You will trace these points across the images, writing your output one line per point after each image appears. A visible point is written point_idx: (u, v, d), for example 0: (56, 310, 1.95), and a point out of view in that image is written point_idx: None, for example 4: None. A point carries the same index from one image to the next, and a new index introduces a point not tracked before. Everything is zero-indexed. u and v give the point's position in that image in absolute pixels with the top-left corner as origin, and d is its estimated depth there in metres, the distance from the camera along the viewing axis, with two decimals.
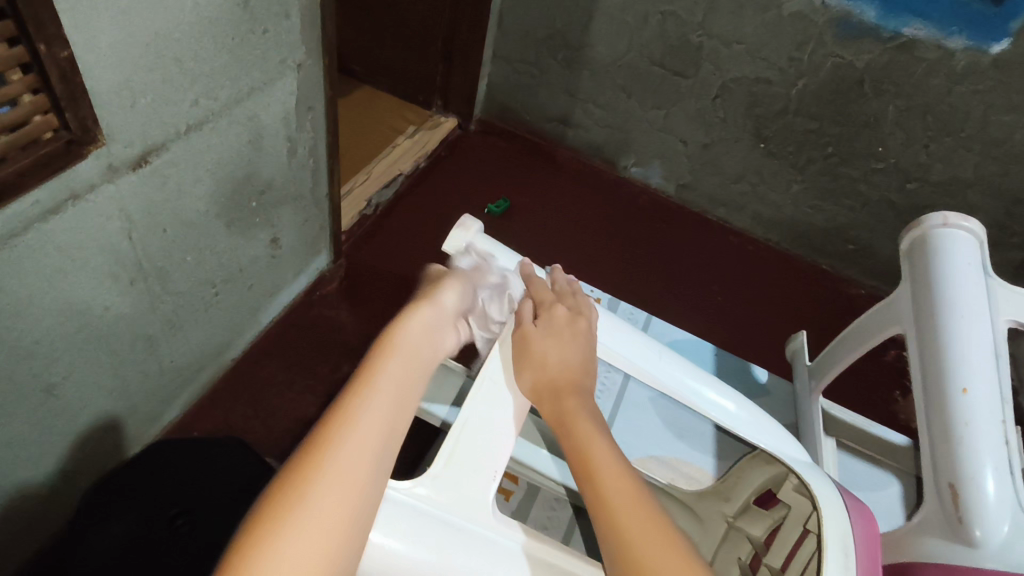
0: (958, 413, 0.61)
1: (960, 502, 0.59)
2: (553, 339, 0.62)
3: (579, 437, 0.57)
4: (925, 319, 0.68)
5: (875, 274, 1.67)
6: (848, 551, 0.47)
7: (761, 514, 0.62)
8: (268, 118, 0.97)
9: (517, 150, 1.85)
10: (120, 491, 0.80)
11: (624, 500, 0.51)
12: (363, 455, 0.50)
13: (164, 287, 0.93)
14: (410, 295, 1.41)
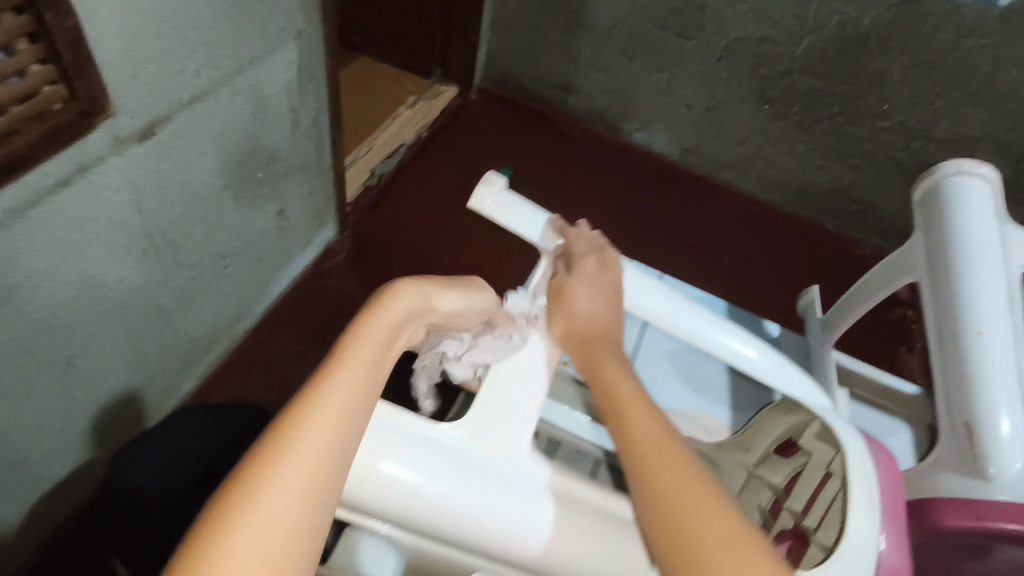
0: (974, 354, 0.62)
1: (975, 440, 0.61)
2: (585, 284, 0.61)
3: (603, 379, 0.54)
4: (940, 267, 0.69)
5: (880, 234, 1.67)
6: (871, 488, 0.50)
7: (780, 462, 0.64)
8: (271, 87, 0.97)
9: (519, 117, 1.83)
10: (145, 464, 0.78)
11: (652, 439, 0.48)
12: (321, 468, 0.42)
13: (175, 259, 0.93)
14: (419, 265, 1.41)
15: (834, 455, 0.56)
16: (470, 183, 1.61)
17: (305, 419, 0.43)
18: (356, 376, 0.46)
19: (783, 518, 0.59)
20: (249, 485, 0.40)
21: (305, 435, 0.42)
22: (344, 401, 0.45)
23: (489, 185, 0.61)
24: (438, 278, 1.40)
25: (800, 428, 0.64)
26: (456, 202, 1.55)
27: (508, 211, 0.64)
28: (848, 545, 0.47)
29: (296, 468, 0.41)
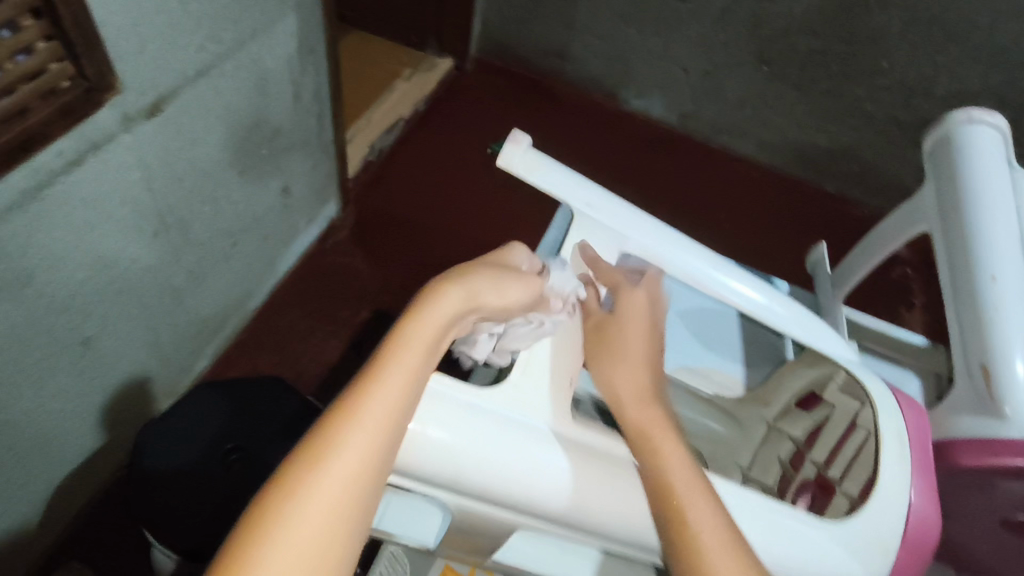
0: (988, 296, 0.64)
1: (991, 380, 0.62)
2: (633, 326, 0.57)
3: (655, 451, 0.51)
4: (953, 214, 0.71)
5: (879, 194, 1.68)
6: (904, 442, 0.56)
7: (799, 415, 0.69)
8: (272, 61, 0.95)
9: (516, 87, 1.81)
10: (161, 443, 0.73)
11: (714, 546, 0.47)
12: (335, 513, 0.39)
13: (186, 238, 0.94)
14: (424, 239, 1.41)
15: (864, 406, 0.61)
16: (469, 155, 1.60)
17: (324, 457, 0.40)
18: (384, 404, 0.42)
19: (806, 469, 0.66)
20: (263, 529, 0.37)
21: (322, 477, 0.39)
22: (369, 432, 0.41)
23: (518, 141, 0.59)
24: (445, 251, 1.40)
25: (820, 381, 0.67)
26: (458, 174, 1.55)
27: (542, 168, 0.61)
28: (882, 493, 0.53)
29: (310, 515, 0.38)
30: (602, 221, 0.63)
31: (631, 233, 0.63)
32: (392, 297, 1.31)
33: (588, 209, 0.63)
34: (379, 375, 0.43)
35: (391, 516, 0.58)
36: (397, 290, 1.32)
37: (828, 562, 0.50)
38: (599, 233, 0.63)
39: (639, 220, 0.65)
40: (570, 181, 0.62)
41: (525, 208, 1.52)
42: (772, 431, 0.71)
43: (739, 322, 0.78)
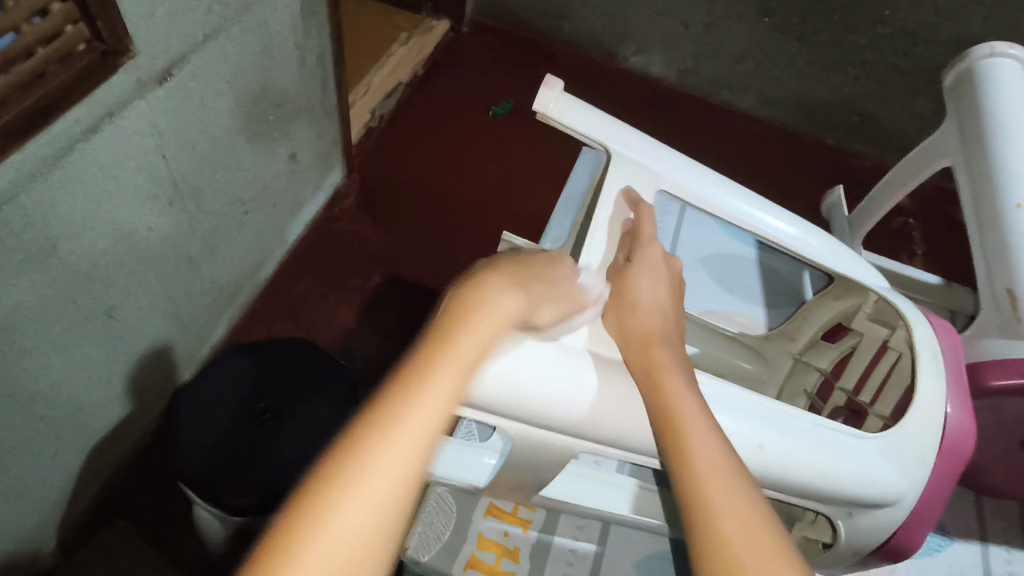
0: (1015, 224, 0.68)
1: (1016, 304, 0.65)
2: (648, 277, 0.57)
3: (662, 384, 0.50)
4: (976, 149, 0.75)
5: (880, 145, 1.69)
6: (937, 357, 0.58)
7: (826, 348, 0.72)
8: (276, 24, 0.94)
9: (514, 48, 1.78)
10: (191, 405, 0.75)
11: (715, 469, 0.44)
12: (362, 534, 0.35)
13: (199, 207, 0.93)
14: (432, 203, 1.41)
15: (898, 330, 0.63)
16: (470, 119, 1.58)
17: (352, 472, 0.36)
18: (421, 415, 0.39)
19: (835, 395, 0.68)
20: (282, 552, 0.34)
21: (348, 496, 0.36)
22: (404, 445, 0.38)
23: (554, 86, 0.60)
24: (453, 214, 1.40)
25: (847, 312, 0.69)
26: (461, 138, 1.54)
27: (575, 113, 0.62)
28: (921, 408, 0.55)
29: (335, 537, 0.34)
30: (637, 160, 0.64)
31: (665, 172, 0.64)
32: (402, 262, 1.31)
33: (623, 150, 0.64)
34: (418, 384, 0.40)
35: (434, 459, 0.60)
36: (407, 255, 1.32)
37: (873, 472, 0.52)
38: (633, 172, 0.63)
39: (671, 160, 0.65)
40: (607, 126, 0.64)
41: (530, 170, 1.51)
42: (799, 364, 0.73)
43: (758, 266, 0.82)
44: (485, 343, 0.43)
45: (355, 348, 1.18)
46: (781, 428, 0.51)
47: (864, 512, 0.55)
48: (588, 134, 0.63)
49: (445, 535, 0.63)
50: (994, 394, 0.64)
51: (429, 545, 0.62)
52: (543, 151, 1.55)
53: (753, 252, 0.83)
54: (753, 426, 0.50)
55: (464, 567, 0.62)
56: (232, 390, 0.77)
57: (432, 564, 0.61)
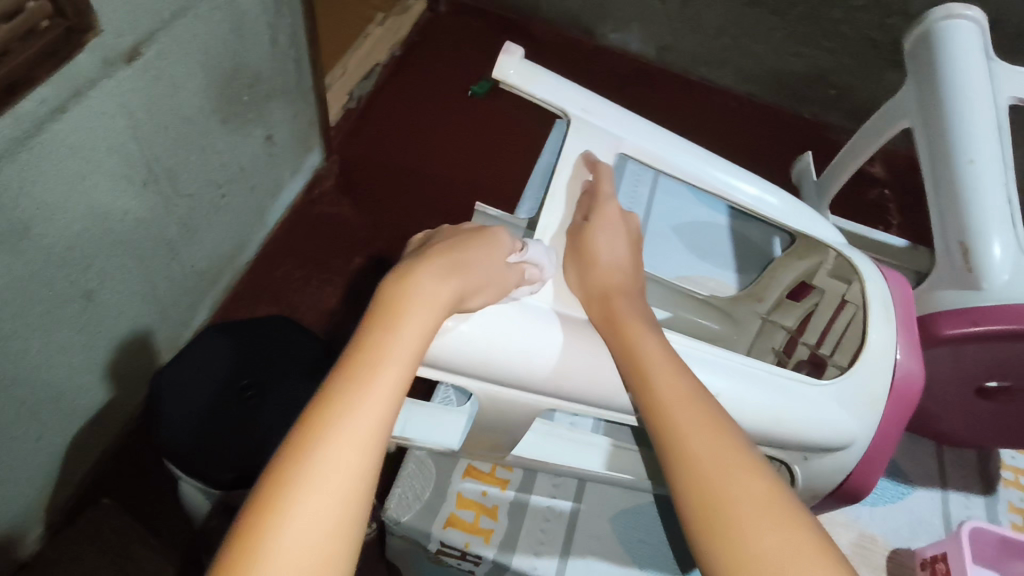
0: (967, 178, 0.69)
1: (969, 256, 0.67)
2: (605, 231, 0.59)
3: (628, 337, 0.52)
4: (934, 110, 0.76)
5: (856, 118, 1.70)
6: (888, 307, 0.59)
7: (791, 306, 0.74)
8: (245, 2, 0.93)
9: (491, 26, 1.77)
10: (169, 381, 0.76)
11: (686, 412, 0.46)
12: (328, 524, 0.37)
13: (175, 189, 0.93)
14: (411, 183, 1.41)
15: (852, 284, 0.64)
16: (448, 99, 1.58)
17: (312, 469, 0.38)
18: (370, 408, 0.41)
19: (798, 351, 0.70)
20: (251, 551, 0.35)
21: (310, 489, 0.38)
22: (355, 439, 0.40)
23: (512, 52, 0.60)
24: (431, 192, 1.41)
25: (811, 270, 0.71)
26: (439, 117, 1.54)
27: (536, 79, 0.62)
28: (869, 355, 0.57)
29: (305, 530, 0.37)
30: (600, 126, 0.64)
31: (625, 136, 0.64)
32: (382, 243, 1.31)
33: (585, 114, 0.64)
34: (368, 375, 0.42)
35: (412, 425, 0.62)
36: (387, 236, 1.32)
37: (824, 415, 0.54)
38: (593, 136, 0.64)
39: (636, 125, 0.66)
40: (569, 92, 0.64)
41: (508, 147, 1.51)
42: (767, 323, 0.75)
43: (730, 233, 0.85)
44: (422, 334, 0.45)
45: (339, 329, 1.19)
46: (732, 377, 0.52)
47: (818, 456, 0.58)
48: (547, 98, 0.63)
49: (426, 494, 0.65)
50: (947, 341, 0.64)
51: (409, 505, 0.64)
52: (521, 128, 1.55)
53: (726, 220, 0.86)
54: (708, 376, 0.52)
55: (444, 525, 0.63)
56: (202, 368, 0.77)
57: (413, 523, 0.63)
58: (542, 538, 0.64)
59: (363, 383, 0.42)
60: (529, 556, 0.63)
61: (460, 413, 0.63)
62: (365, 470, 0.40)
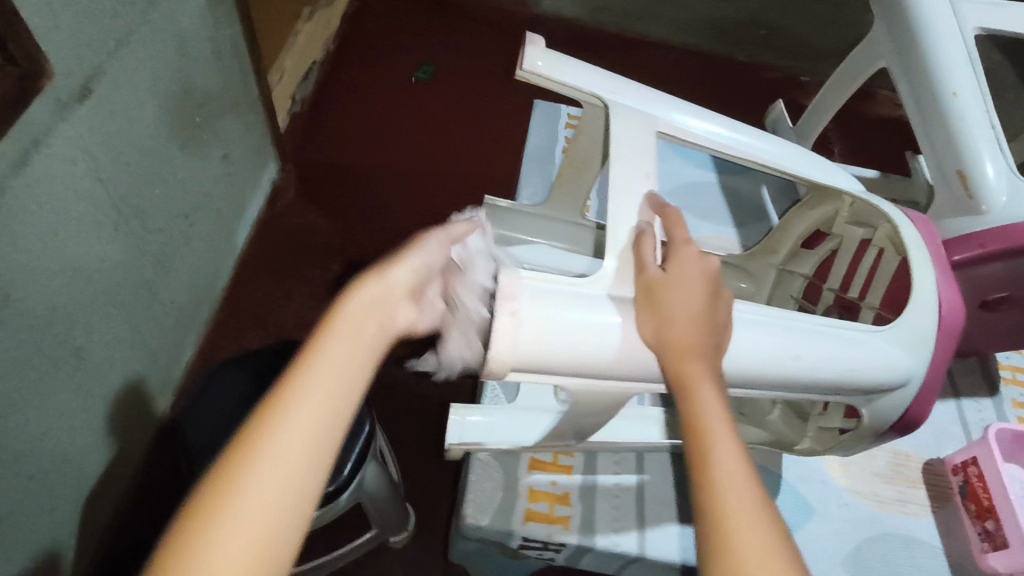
0: (953, 111, 0.72)
1: (967, 185, 0.71)
2: (684, 284, 0.51)
3: (697, 402, 0.46)
4: (907, 46, 0.79)
5: (788, 54, 1.76)
6: (921, 247, 0.63)
7: (806, 254, 0.80)
8: (185, 19, 0.88)
9: (421, 7, 1.72)
10: (196, 429, 0.73)
11: (738, 499, 0.41)
12: (291, 470, 0.38)
13: (144, 227, 0.89)
14: (377, 181, 1.38)
15: (879, 226, 0.68)
16: (393, 89, 1.54)
17: (278, 420, 0.39)
18: (293, 433, 0.39)
19: (824, 297, 0.77)
20: (214, 500, 0.36)
21: (276, 436, 0.39)
22: (277, 468, 0.38)
23: (538, 43, 0.61)
24: (399, 188, 1.38)
25: (826, 217, 0.75)
26: (390, 109, 1.50)
27: (561, 68, 0.63)
28: (918, 297, 0.60)
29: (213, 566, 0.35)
30: (628, 103, 0.63)
31: (658, 113, 0.63)
32: (358, 246, 1.28)
33: (614, 96, 0.63)
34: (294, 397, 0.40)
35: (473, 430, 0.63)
36: (361, 238, 1.29)
37: (885, 357, 0.58)
38: (627, 116, 0.61)
39: (659, 99, 0.65)
40: (590, 75, 0.64)
41: (470, 130, 1.49)
42: (783, 273, 0.82)
43: (720, 188, 0.94)
44: (351, 360, 0.43)
45: None
46: (810, 336, 0.55)
47: (882, 396, 0.61)
48: (570, 86, 0.63)
49: (499, 497, 0.66)
50: (964, 267, 0.69)
51: (486, 509, 0.65)
52: (477, 109, 1.53)
53: (714, 176, 0.96)
54: (787, 340, 0.54)
55: (523, 521, 0.65)
56: (233, 416, 0.74)
57: (493, 525, 0.64)
58: (617, 514, 0.67)
59: (331, 339, 0.44)
60: (609, 534, 0.65)
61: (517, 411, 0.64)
62: (330, 420, 0.41)
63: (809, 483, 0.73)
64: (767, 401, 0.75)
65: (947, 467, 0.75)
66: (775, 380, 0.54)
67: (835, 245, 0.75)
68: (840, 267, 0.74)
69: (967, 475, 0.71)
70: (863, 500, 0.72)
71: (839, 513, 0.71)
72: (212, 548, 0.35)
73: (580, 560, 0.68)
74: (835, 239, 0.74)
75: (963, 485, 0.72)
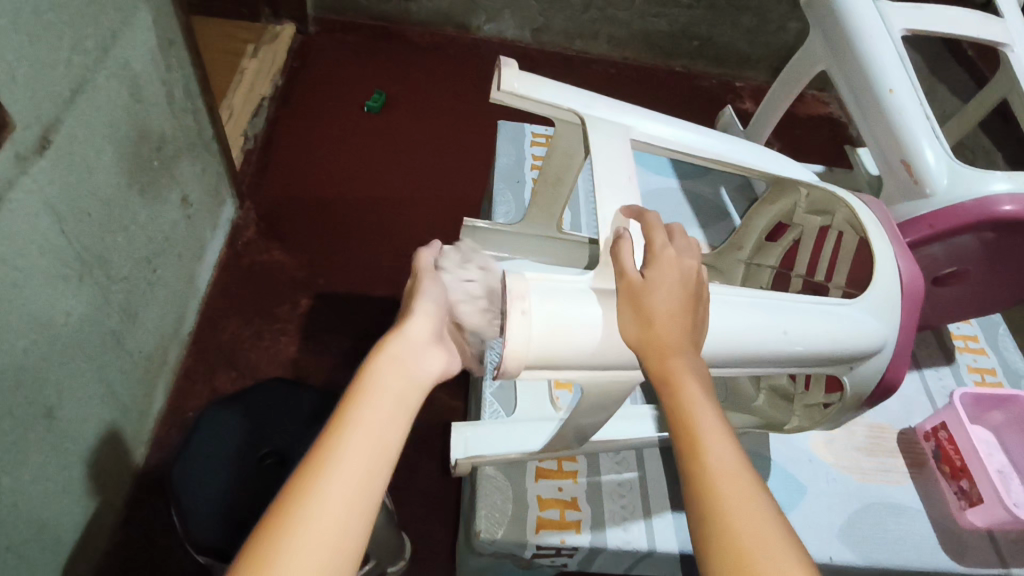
0: (890, 107, 0.78)
1: (912, 171, 0.77)
2: (664, 293, 0.52)
3: (684, 405, 0.49)
4: (842, 50, 0.86)
5: (721, 62, 1.85)
6: (876, 224, 0.68)
7: (769, 247, 0.86)
8: (138, 64, 0.87)
9: (368, 39, 1.73)
10: (192, 473, 0.72)
11: (728, 477, 0.44)
12: (358, 469, 0.39)
13: (109, 276, 0.87)
14: (339, 214, 1.38)
15: (837, 211, 0.74)
16: (345, 120, 1.54)
17: (347, 424, 0.41)
18: (335, 501, 0.37)
19: (793, 282, 0.83)
20: (300, 498, 0.37)
21: (347, 435, 0.40)
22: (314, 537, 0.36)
23: (514, 64, 0.65)
24: (362, 218, 1.38)
25: (786, 210, 0.81)
26: (344, 141, 1.50)
27: (537, 85, 0.66)
28: (880, 270, 0.65)
29: None
30: (601, 116, 0.67)
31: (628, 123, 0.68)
32: (326, 278, 1.27)
33: (589, 110, 0.67)
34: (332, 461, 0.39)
35: (478, 442, 0.67)
36: (328, 270, 1.28)
37: (858, 327, 0.62)
38: (604, 125, 0.66)
39: (628, 112, 0.69)
40: (569, 92, 0.68)
41: (428, 156, 1.51)
42: (750, 267, 0.88)
43: (682, 192, 1.00)
44: (382, 430, 0.41)
45: (306, 375, 1.15)
46: (795, 312, 0.59)
47: (861, 362, 0.65)
48: (545, 103, 0.66)
49: (510, 508, 0.67)
50: (915, 246, 0.75)
51: (499, 521, 0.66)
52: (431, 135, 1.55)
53: (676, 181, 1.02)
54: (773, 320, 0.58)
55: (536, 530, 0.66)
56: (226, 457, 0.73)
57: (506, 536, 0.65)
58: (625, 512, 0.69)
59: (380, 372, 0.45)
60: (619, 532, 0.67)
61: (517, 424, 0.68)
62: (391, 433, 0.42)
63: (798, 463, 0.76)
64: (752, 387, 0.80)
65: (918, 434, 0.80)
66: (766, 354, 0.58)
67: (797, 234, 0.81)
68: (806, 253, 0.80)
69: (938, 440, 0.76)
70: (847, 472, 0.76)
71: (828, 487, 0.75)
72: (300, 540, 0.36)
73: (592, 562, 0.69)
74: (797, 227, 0.80)
75: (935, 450, 0.77)
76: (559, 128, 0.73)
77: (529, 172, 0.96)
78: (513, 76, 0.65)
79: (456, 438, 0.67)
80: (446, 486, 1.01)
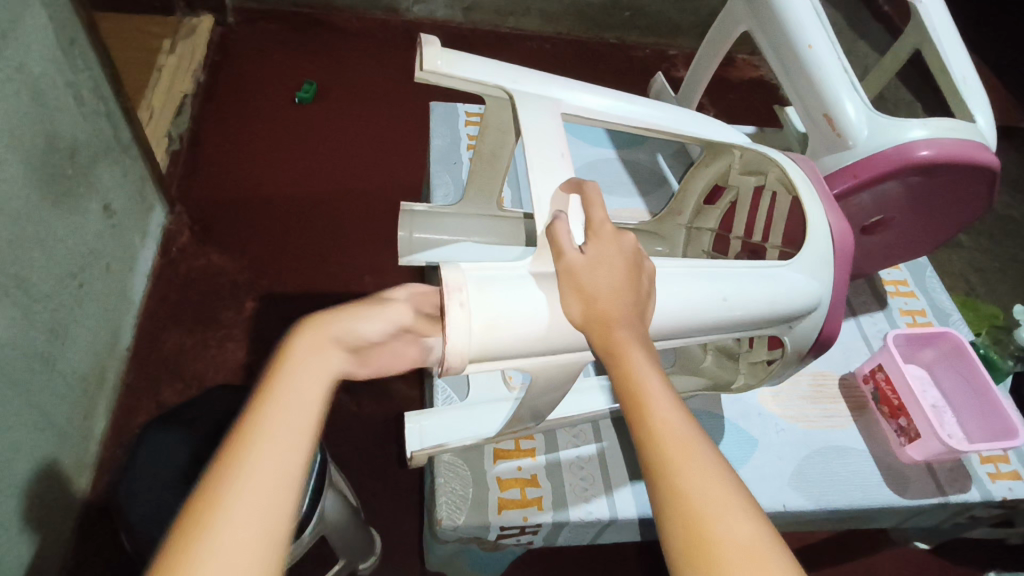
0: (811, 63, 0.80)
1: (834, 124, 0.79)
2: (603, 268, 0.53)
3: (633, 376, 0.48)
4: (762, 9, 0.87)
5: (652, 31, 1.86)
6: (807, 182, 0.70)
7: (709, 210, 0.87)
8: (37, 66, 0.81)
9: (292, 27, 1.67)
10: (138, 494, 0.69)
11: (681, 446, 0.44)
12: (286, 448, 0.39)
13: (30, 295, 0.82)
14: (277, 211, 1.33)
15: (769, 172, 0.75)
16: (274, 113, 1.48)
17: (265, 417, 0.40)
18: (259, 496, 0.36)
19: (732, 244, 0.84)
20: (222, 486, 0.36)
21: (265, 427, 0.39)
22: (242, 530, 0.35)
23: (435, 43, 0.63)
24: (301, 213, 1.33)
25: (721, 172, 0.83)
26: (275, 134, 1.45)
27: (462, 64, 0.65)
28: (812, 225, 0.67)
29: None
30: (529, 91, 0.66)
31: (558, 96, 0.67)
32: (270, 279, 1.23)
33: (516, 85, 0.66)
34: (248, 453, 0.38)
35: (432, 432, 0.67)
36: (271, 271, 1.24)
37: (795, 286, 0.64)
38: (534, 100, 0.65)
39: (557, 84, 0.69)
40: (495, 69, 0.67)
41: (366, 146, 1.47)
42: (691, 231, 0.89)
43: (620, 163, 1.01)
44: (301, 425, 0.41)
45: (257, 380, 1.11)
46: (733, 279, 0.61)
47: (799, 320, 0.67)
48: (470, 79, 0.65)
49: (470, 492, 0.67)
50: (843, 195, 0.77)
51: (459, 508, 0.65)
52: (365, 122, 1.51)
53: (613, 152, 1.02)
54: (713, 288, 0.59)
55: (498, 511, 0.66)
56: (171, 474, 0.70)
57: (469, 522, 0.65)
58: (586, 484, 0.70)
59: (293, 371, 0.43)
60: (581, 504, 0.68)
61: (472, 408, 0.69)
62: (312, 415, 0.41)
63: (747, 418, 0.79)
64: (699, 350, 0.82)
65: (858, 378, 0.83)
66: (707, 323, 0.59)
67: (734, 195, 0.82)
68: (743, 214, 0.81)
69: (876, 381, 0.80)
70: (795, 422, 0.79)
71: (777, 438, 0.77)
72: (214, 538, 0.34)
73: (557, 537, 0.70)
74: (733, 189, 0.82)
75: (874, 392, 0.81)
76: (490, 105, 0.72)
77: (466, 153, 0.95)
78: (434, 55, 0.63)
79: (410, 430, 0.66)
80: (410, 477, 1.00)
